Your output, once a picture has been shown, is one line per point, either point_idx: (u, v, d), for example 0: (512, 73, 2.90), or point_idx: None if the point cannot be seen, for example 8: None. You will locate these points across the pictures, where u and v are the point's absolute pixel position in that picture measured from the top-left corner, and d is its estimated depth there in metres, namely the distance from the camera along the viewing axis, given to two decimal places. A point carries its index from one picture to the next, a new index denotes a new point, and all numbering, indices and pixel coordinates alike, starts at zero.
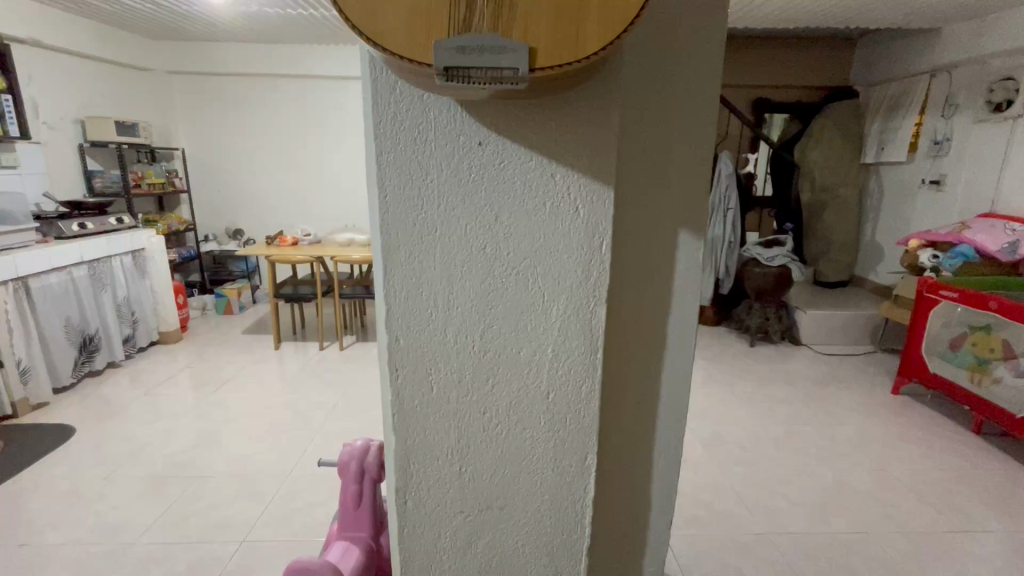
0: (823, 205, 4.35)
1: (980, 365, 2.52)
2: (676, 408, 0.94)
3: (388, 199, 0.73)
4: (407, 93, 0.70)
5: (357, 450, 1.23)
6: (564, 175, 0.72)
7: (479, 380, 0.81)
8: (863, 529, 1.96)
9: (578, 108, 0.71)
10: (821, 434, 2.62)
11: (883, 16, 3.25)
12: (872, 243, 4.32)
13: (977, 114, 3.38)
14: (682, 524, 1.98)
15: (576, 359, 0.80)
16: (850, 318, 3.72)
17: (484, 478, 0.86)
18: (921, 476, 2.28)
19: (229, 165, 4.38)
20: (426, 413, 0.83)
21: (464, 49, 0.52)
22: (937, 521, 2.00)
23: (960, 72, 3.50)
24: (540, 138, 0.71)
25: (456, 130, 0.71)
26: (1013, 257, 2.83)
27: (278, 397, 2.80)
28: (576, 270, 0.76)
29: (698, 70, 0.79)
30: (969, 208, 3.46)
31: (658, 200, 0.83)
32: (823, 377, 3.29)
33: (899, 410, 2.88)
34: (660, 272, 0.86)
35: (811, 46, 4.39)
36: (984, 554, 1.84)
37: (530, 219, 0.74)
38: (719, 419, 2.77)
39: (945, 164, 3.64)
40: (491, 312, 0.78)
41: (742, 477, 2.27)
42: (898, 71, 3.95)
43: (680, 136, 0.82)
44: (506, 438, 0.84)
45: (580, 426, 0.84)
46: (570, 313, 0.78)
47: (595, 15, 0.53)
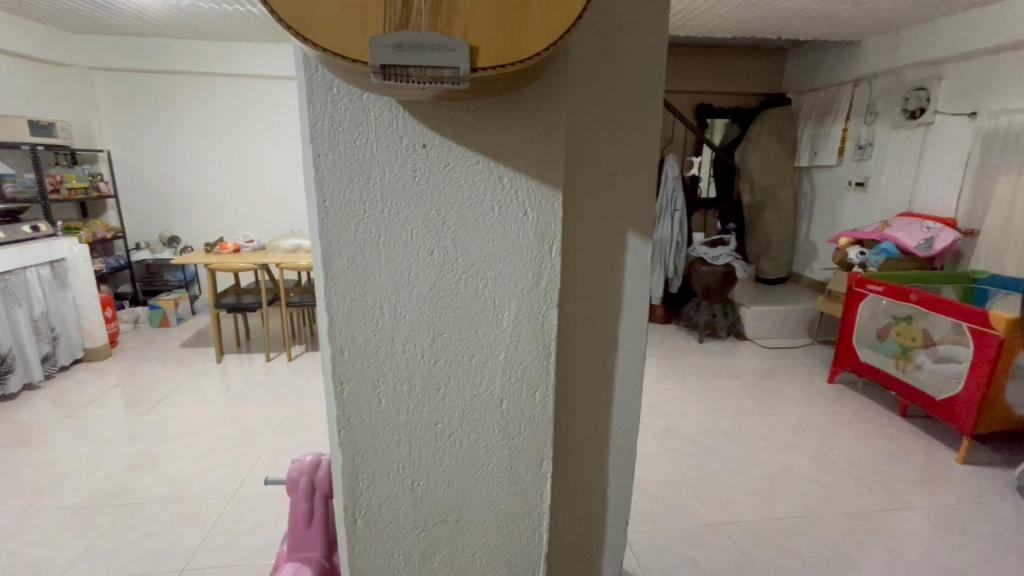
0: (762, 206, 4.58)
1: (903, 353, 2.71)
2: (629, 407, 0.94)
3: (327, 204, 0.70)
4: (344, 92, 0.67)
5: (307, 466, 1.15)
6: (511, 178, 0.71)
7: (429, 391, 0.78)
8: (806, 512, 2.06)
9: (524, 109, 0.69)
10: (765, 424, 2.74)
11: (812, 28, 3.46)
12: (807, 241, 4.59)
13: (894, 121, 3.66)
14: (640, 520, 2.02)
15: (529, 365, 0.79)
16: (789, 312, 3.93)
17: (438, 489, 0.83)
18: (857, 459, 2.43)
19: (162, 168, 4.12)
20: (375, 428, 0.79)
21: (401, 46, 0.49)
22: (871, 500, 2.13)
23: (879, 83, 3.78)
24: (486, 141, 0.70)
25: (399, 132, 0.69)
26: (928, 253, 3.08)
27: (220, 414, 2.64)
28: (527, 274, 0.75)
29: (643, 69, 0.79)
30: (890, 207, 3.73)
31: (607, 202, 0.83)
32: (767, 369, 3.45)
33: (836, 397, 3.06)
34: (611, 274, 0.86)
35: (748, 55, 4.62)
36: (912, 529, 1.98)
37: (479, 222, 0.72)
38: (672, 414, 2.85)
39: (868, 167, 3.92)
40: (440, 319, 0.75)
41: (695, 469, 2.35)
42: (825, 80, 4.22)
43: (628, 137, 0.82)
44: (461, 447, 0.82)
45: (535, 432, 0.83)
46: (522, 319, 0.77)
47: (538, 13, 0.51)
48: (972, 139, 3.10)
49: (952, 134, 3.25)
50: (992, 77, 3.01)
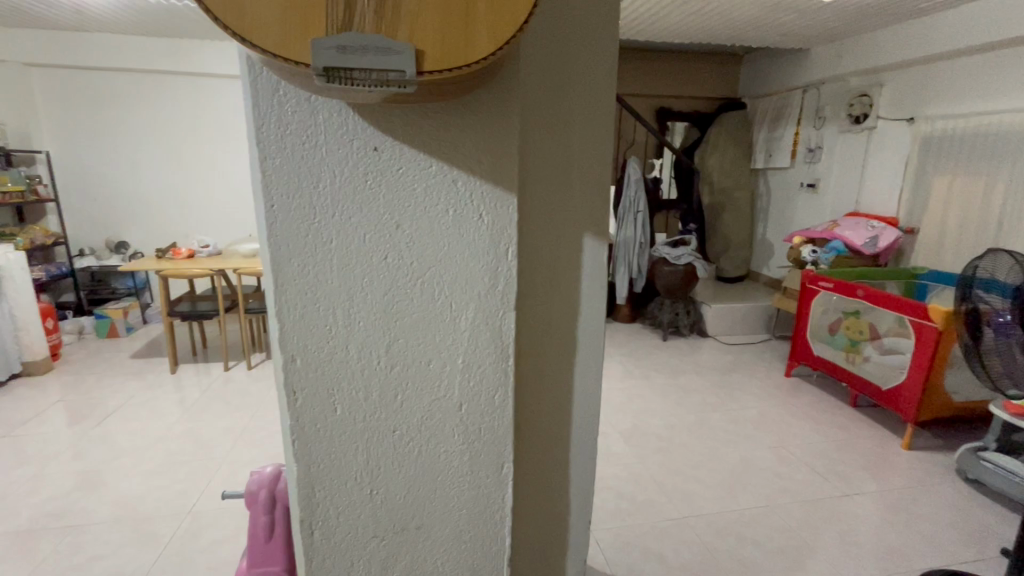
0: (721, 207, 4.73)
1: (852, 346, 2.85)
2: (590, 407, 0.95)
3: (276, 208, 0.68)
4: (291, 94, 0.65)
5: (267, 479, 1.10)
6: (465, 181, 0.71)
7: (386, 398, 0.77)
8: (765, 502, 2.14)
9: (478, 112, 0.69)
10: (727, 419, 2.83)
11: (763, 36, 3.60)
12: (764, 240, 4.76)
13: (841, 126, 3.85)
14: (607, 518, 2.04)
15: (488, 369, 0.79)
16: (748, 310, 4.07)
17: (398, 497, 0.82)
18: (812, 449, 2.53)
19: (108, 170, 3.92)
20: (331, 437, 0.78)
21: (345, 48, 0.48)
22: (826, 488, 2.23)
23: (827, 89, 3.97)
24: (438, 145, 0.69)
25: (349, 135, 0.67)
26: (874, 251, 3.25)
27: (175, 427, 2.52)
28: (484, 277, 0.75)
29: (593, 74, 0.81)
30: (839, 208, 3.92)
31: (563, 205, 0.84)
32: (728, 365, 3.56)
33: (792, 390, 3.19)
34: (568, 276, 0.87)
35: (705, 61, 4.76)
36: (862, 513, 2.08)
37: (433, 225, 0.71)
38: (638, 411, 2.91)
39: (818, 169, 4.10)
40: (396, 324, 0.74)
41: (660, 465, 2.40)
42: (777, 86, 4.40)
43: (580, 140, 0.83)
44: (420, 454, 0.81)
45: (496, 435, 0.83)
46: (480, 322, 0.77)
47: (485, 17, 0.51)
48: (911, 143, 3.29)
49: (893, 138, 3.45)
50: (927, 84, 3.20)
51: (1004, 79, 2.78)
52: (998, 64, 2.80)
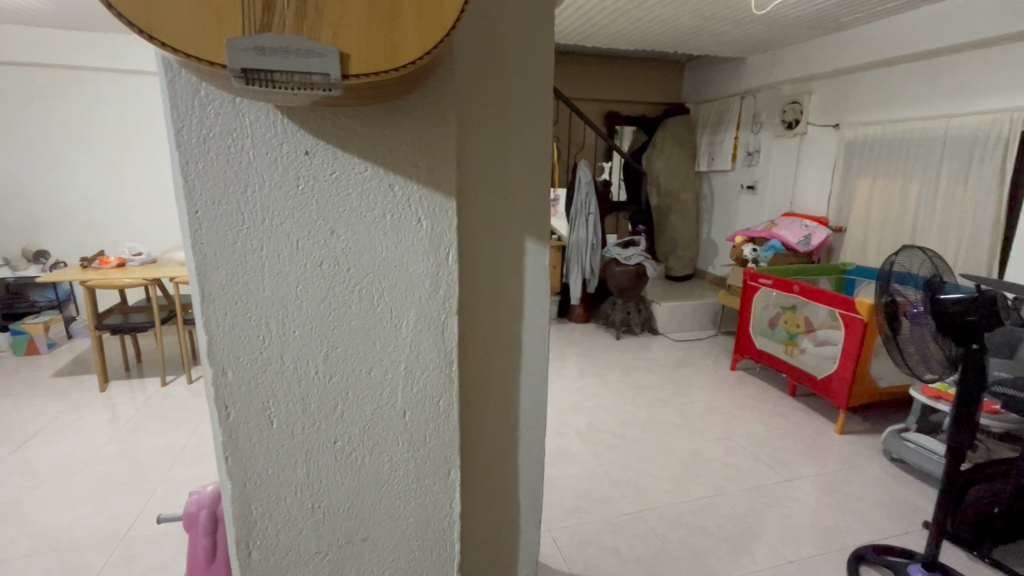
0: (668, 209, 4.90)
1: (790, 339, 3.02)
2: (535, 407, 0.95)
3: (199, 215, 0.64)
4: (213, 96, 0.62)
5: (208, 498, 1.05)
6: (402, 186, 0.70)
7: (325, 408, 0.75)
8: (713, 492, 2.23)
9: (413, 116, 0.69)
10: (677, 413, 2.93)
11: (702, 45, 3.76)
12: (709, 240, 4.97)
13: (776, 131, 4.08)
14: (564, 517, 2.06)
15: (431, 374, 0.78)
16: (695, 307, 4.23)
17: (341, 509, 0.80)
18: (756, 438, 2.66)
19: (24, 174, 3.62)
20: (267, 452, 0.75)
21: (263, 50, 0.47)
22: (768, 474, 2.35)
23: (762, 96, 4.20)
24: (373, 149, 0.68)
25: (278, 138, 0.65)
26: (808, 248, 3.46)
27: (105, 448, 2.35)
28: (424, 281, 0.74)
29: (530, 79, 0.81)
30: (776, 208, 4.14)
31: (504, 208, 0.84)
32: (678, 361, 3.69)
33: (738, 383, 3.34)
34: (512, 279, 0.88)
35: (651, 67, 4.93)
36: (802, 496, 2.20)
37: (370, 230, 0.70)
38: (593, 410, 2.96)
39: (756, 172, 4.32)
40: (334, 333, 0.72)
41: (614, 461, 2.45)
42: (718, 93, 4.61)
43: (519, 144, 0.83)
44: (364, 464, 0.79)
45: (441, 441, 0.82)
46: (422, 327, 0.76)
47: (411, 21, 0.51)
48: (838, 147, 3.53)
49: (822, 143, 3.69)
50: (851, 93, 3.45)
51: (918, 90, 3.03)
52: (912, 76, 3.06)
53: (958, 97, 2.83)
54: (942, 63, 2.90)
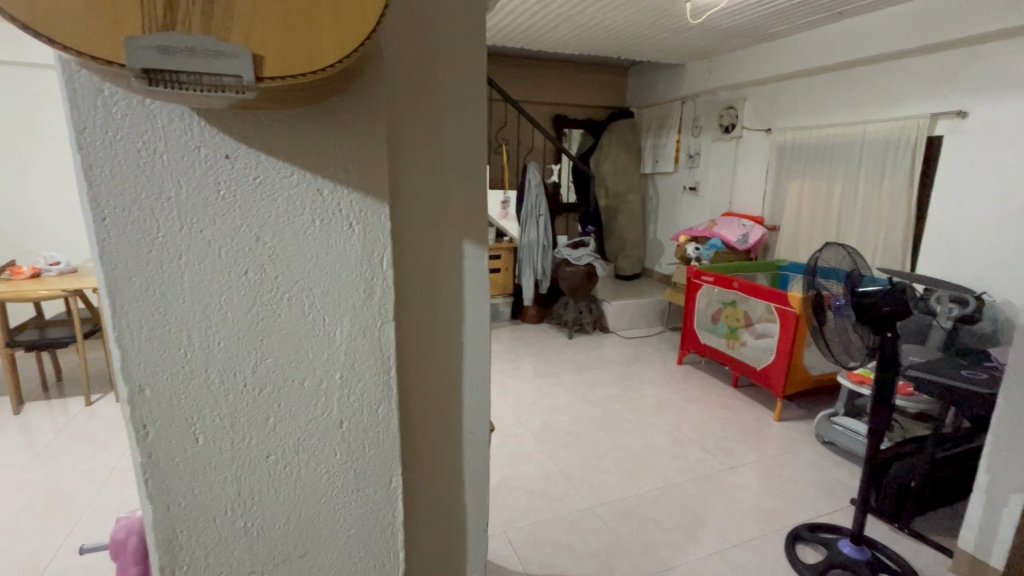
0: (616, 210, 5.03)
1: (732, 333, 3.17)
2: (478, 411, 0.95)
3: (108, 223, 0.61)
4: (120, 97, 0.59)
5: (138, 523, 0.98)
6: (332, 190, 0.68)
7: (256, 422, 0.72)
8: (663, 483, 2.30)
9: (340, 119, 0.67)
10: (628, 409, 3.01)
11: (643, 50, 3.89)
12: (655, 239, 5.14)
13: (714, 135, 4.28)
14: (520, 517, 2.07)
15: (369, 382, 0.77)
16: (644, 305, 4.36)
17: (276, 526, 0.77)
18: (702, 429, 2.77)
19: None
20: (192, 472, 0.71)
21: (168, 49, 0.45)
22: (714, 463, 2.45)
23: (701, 101, 4.39)
24: (299, 153, 0.66)
25: (194, 142, 0.62)
26: (745, 246, 3.64)
27: (20, 477, 2.15)
28: (358, 287, 0.73)
29: (463, 82, 0.81)
30: (716, 208, 4.34)
31: (440, 211, 0.84)
32: (628, 358, 3.79)
33: (685, 377, 3.47)
34: (451, 283, 0.87)
35: (596, 72, 5.05)
36: (744, 482, 2.31)
37: (298, 236, 0.68)
38: (547, 409, 2.99)
39: (697, 174, 4.51)
40: (263, 343, 0.70)
41: (568, 459, 2.49)
42: (659, 97, 4.78)
43: (454, 148, 0.83)
44: (299, 477, 0.76)
45: (382, 449, 0.80)
46: (357, 334, 0.74)
47: (329, 22, 0.49)
48: (771, 151, 3.74)
49: (756, 147, 3.90)
50: (781, 100, 3.67)
51: (839, 98, 3.27)
52: (834, 84, 3.29)
53: (873, 105, 3.07)
54: (860, 73, 3.14)
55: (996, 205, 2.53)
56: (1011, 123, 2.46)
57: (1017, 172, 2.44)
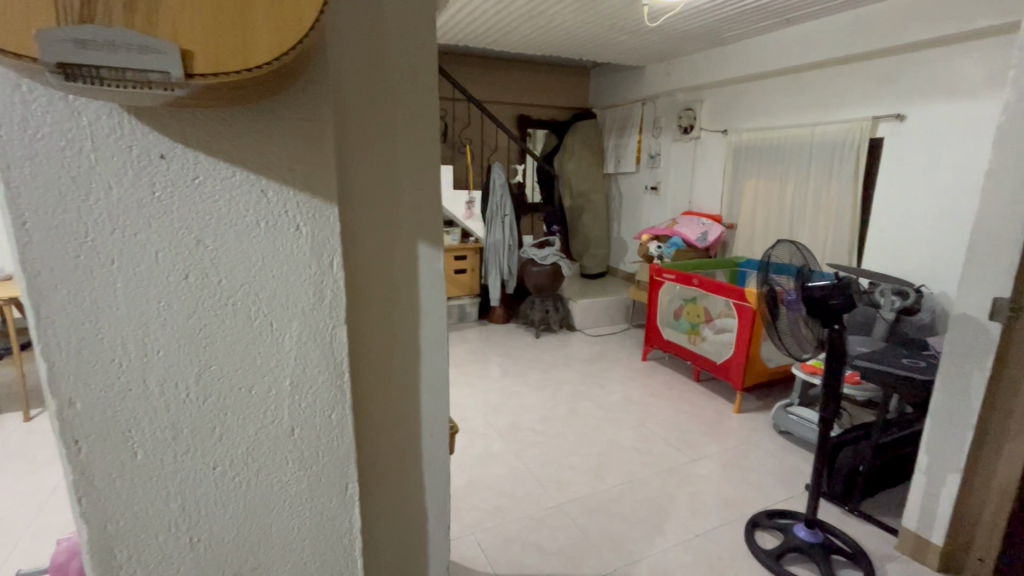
0: (581, 209, 5.09)
1: (693, 329, 3.25)
2: (437, 413, 0.94)
3: (30, 227, 0.57)
4: (40, 93, 0.56)
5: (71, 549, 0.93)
6: (277, 191, 0.66)
7: (200, 433, 0.69)
8: (629, 477, 2.34)
9: (284, 118, 0.65)
10: (595, 405, 3.04)
11: (603, 53, 3.95)
12: (619, 238, 5.22)
13: (673, 135, 4.38)
14: (489, 518, 2.07)
15: (321, 387, 0.75)
16: (609, 303, 4.43)
17: (226, 539, 0.74)
18: (665, 423, 2.84)
19: None
20: (131, 488, 0.67)
21: (85, 43, 0.43)
22: (677, 456, 2.51)
23: (661, 103, 4.49)
24: (240, 153, 0.64)
25: (125, 141, 0.59)
26: (705, 244, 3.75)
27: None
28: (307, 291, 0.71)
29: (412, 82, 0.80)
30: (676, 207, 4.44)
31: (393, 212, 0.83)
32: (594, 355, 3.84)
33: (649, 372, 3.54)
34: (406, 284, 0.86)
35: (558, 72, 5.09)
36: (706, 473, 2.38)
37: (242, 238, 0.66)
38: (515, 408, 3.00)
39: (658, 174, 4.62)
40: (207, 351, 0.67)
41: (536, 457, 2.50)
42: (620, 99, 4.86)
43: (406, 148, 0.82)
44: (249, 488, 0.73)
45: (336, 455, 0.79)
46: (307, 339, 0.72)
47: (264, 16, 0.48)
48: (727, 151, 3.86)
49: (714, 147, 4.02)
50: (736, 102, 3.79)
51: (790, 101, 3.41)
52: (785, 87, 3.42)
53: (821, 108, 3.22)
54: (808, 78, 3.28)
55: (934, 203, 2.69)
56: (945, 126, 2.63)
57: (952, 172, 2.61)
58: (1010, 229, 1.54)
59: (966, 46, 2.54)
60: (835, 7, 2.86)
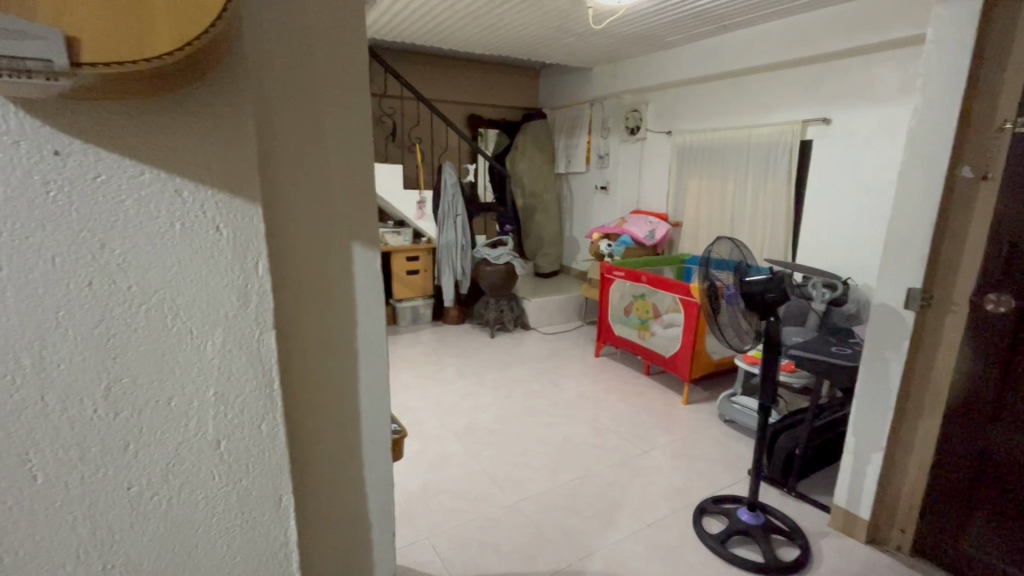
0: (533, 209, 5.12)
1: (642, 324, 3.35)
2: (378, 420, 0.92)
3: None
4: None
5: None
6: (193, 192, 0.62)
7: (112, 451, 0.64)
8: (583, 472, 2.38)
9: (200, 113, 0.61)
10: (549, 403, 3.07)
11: (551, 53, 3.99)
12: (571, 237, 5.29)
13: (621, 136, 4.49)
14: (444, 521, 2.04)
15: (249, 396, 0.71)
16: (562, 301, 4.48)
17: (146, 562, 0.69)
18: (617, 417, 2.90)
19: None
20: (31, 516, 0.61)
21: None
22: (629, 449, 2.58)
23: (609, 104, 4.59)
24: (150, 151, 0.59)
25: (14, 136, 0.53)
26: (653, 242, 3.86)
27: None
28: (231, 296, 0.67)
29: (340, 78, 0.77)
30: (626, 206, 4.55)
31: (323, 214, 0.80)
32: (548, 353, 3.87)
33: (602, 368, 3.61)
34: (340, 289, 0.83)
35: (509, 72, 5.11)
36: (656, 464, 2.45)
37: (155, 241, 0.61)
38: (471, 409, 2.98)
39: (607, 174, 4.71)
40: (118, 362, 0.62)
41: (492, 457, 2.50)
42: (570, 99, 4.93)
43: (335, 147, 0.79)
44: (172, 506, 0.69)
45: (268, 467, 0.75)
46: (232, 346, 0.68)
47: (163, 5, 0.44)
48: (672, 151, 3.99)
49: (659, 148, 4.15)
50: (679, 105, 3.92)
51: (728, 104, 3.56)
52: (724, 91, 3.58)
53: (757, 111, 3.38)
54: (745, 83, 3.44)
55: (859, 201, 2.89)
56: (866, 130, 2.83)
57: (873, 173, 2.81)
58: (921, 225, 1.67)
59: (883, 56, 2.74)
60: (767, 16, 3.02)
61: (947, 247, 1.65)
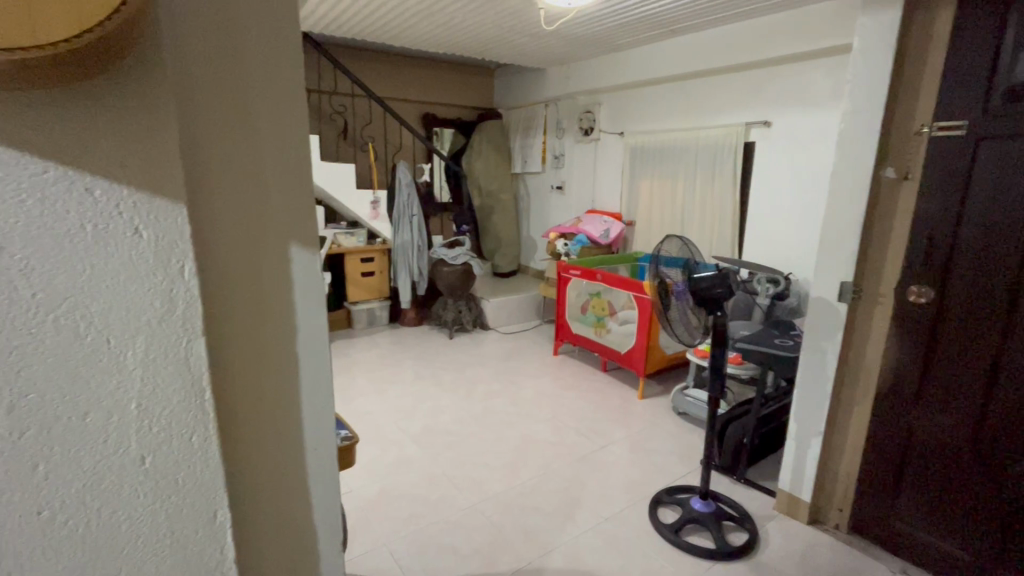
0: (490, 209, 5.11)
1: (599, 322, 3.41)
2: (322, 425, 0.89)
3: None
4: None
5: None
6: (106, 185, 0.54)
7: (11, 478, 0.54)
8: (543, 470, 2.39)
9: (114, 93, 0.54)
10: (509, 402, 3.07)
11: (505, 53, 3.99)
12: (528, 237, 5.32)
13: (575, 137, 4.55)
14: (403, 527, 2.00)
15: (176, 408, 0.63)
16: (521, 300, 4.49)
17: None
18: (576, 414, 2.93)
19: None
20: None
21: None
22: (587, 445, 2.61)
23: (563, 105, 4.64)
24: (51, 136, 0.51)
25: None
26: (607, 241, 3.93)
27: None
28: (153, 300, 0.59)
29: (272, 69, 0.74)
30: (581, 206, 4.61)
31: (256, 209, 0.76)
32: (507, 353, 3.87)
33: (561, 366, 3.64)
34: (277, 287, 0.79)
35: (463, 72, 5.08)
36: (614, 459, 2.50)
37: (61, 241, 0.53)
38: (429, 412, 2.94)
39: (562, 174, 4.77)
40: (19, 378, 0.53)
41: (451, 459, 2.47)
42: (525, 100, 4.95)
43: (268, 141, 0.75)
44: (88, 535, 0.60)
45: (200, 484, 0.66)
46: (154, 352, 0.60)
47: None
48: (624, 152, 4.08)
49: (612, 149, 4.23)
50: (630, 107, 4.02)
51: (676, 106, 3.68)
52: (672, 94, 3.69)
53: (703, 114, 3.51)
54: (692, 86, 3.56)
55: (797, 200, 3.05)
56: (803, 133, 2.98)
57: (809, 174, 2.97)
58: (850, 223, 1.78)
59: (816, 63, 2.90)
60: (711, 23, 3.13)
61: (874, 243, 1.76)
